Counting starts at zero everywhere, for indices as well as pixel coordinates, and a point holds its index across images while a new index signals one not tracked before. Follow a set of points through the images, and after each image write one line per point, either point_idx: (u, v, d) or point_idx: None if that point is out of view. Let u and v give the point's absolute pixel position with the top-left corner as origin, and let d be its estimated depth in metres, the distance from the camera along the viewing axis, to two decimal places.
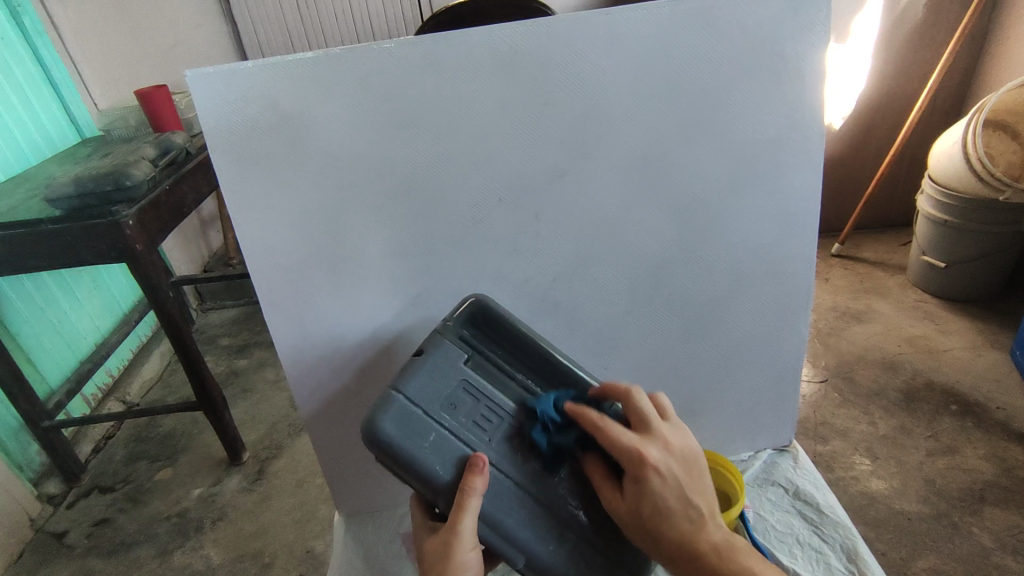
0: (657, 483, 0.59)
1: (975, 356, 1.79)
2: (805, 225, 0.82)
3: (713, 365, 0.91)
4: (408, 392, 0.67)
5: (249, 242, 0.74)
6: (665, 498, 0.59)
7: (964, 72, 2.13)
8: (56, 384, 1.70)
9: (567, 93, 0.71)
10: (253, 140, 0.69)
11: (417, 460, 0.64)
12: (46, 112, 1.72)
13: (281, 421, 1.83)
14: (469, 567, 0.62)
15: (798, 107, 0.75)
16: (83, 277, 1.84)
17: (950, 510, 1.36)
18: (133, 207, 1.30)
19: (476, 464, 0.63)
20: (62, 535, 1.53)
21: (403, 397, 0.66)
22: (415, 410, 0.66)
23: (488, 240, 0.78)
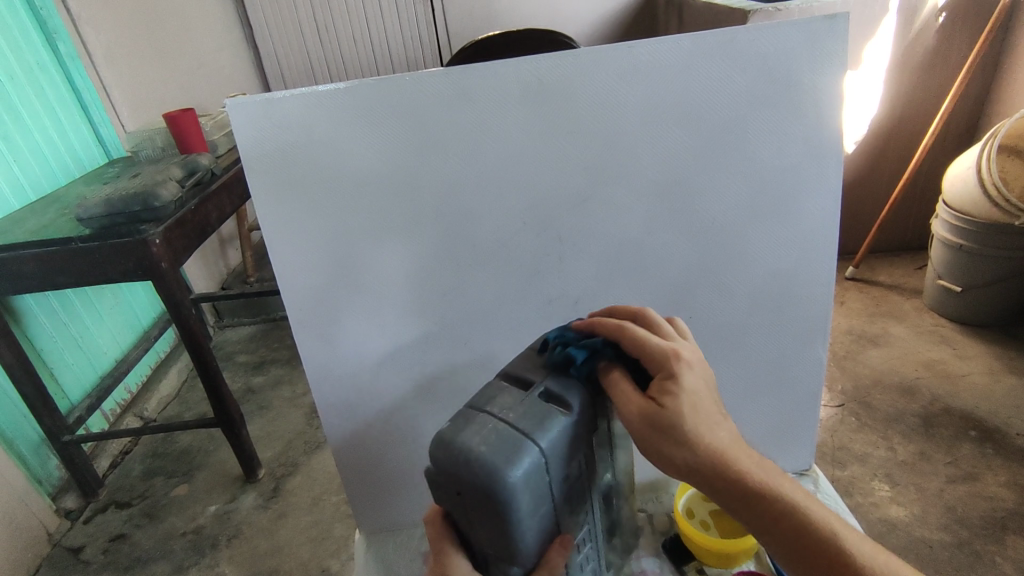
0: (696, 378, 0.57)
1: (994, 381, 1.77)
2: (824, 250, 0.83)
3: (733, 388, 0.92)
4: (547, 453, 0.55)
5: (282, 262, 0.76)
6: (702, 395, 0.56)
7: (976, 97, 2.14)
8: (77, 400, 1.72)
9: (590, 122, 0.73)
10: (288, 165, 0.72)
11: (525, 528, 0.55)
12: (76, 134, 1.77)
13: (296, 439, 1.84)
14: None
15: (816, 136, 0.76)
16: (107, 294, 1.87)
17: (972, 538, 1.34)
18: (160, 226, 1.33)
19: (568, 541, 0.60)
20: (79, 550, 1.54)
21: (543, 457, 0.55)
22: (545, 474, 0.55)
23: (512, 262, 0.79)
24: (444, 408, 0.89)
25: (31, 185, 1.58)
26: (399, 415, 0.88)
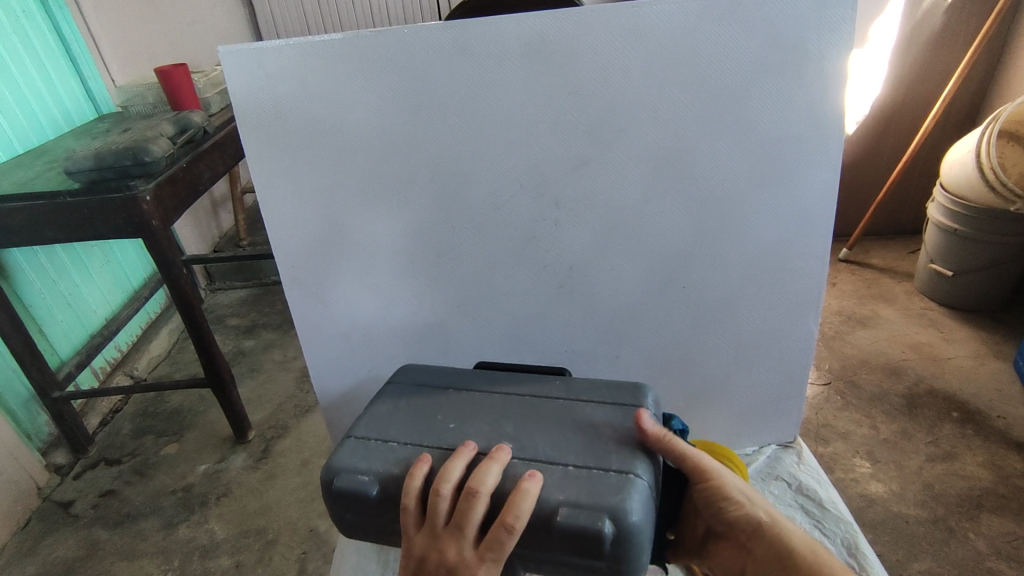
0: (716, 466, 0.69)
1: (979, 365, 1.80)
2: (821, 224, 0.83)
3: (723, 359, 0.93)
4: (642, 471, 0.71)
5: (275, 218, 0.76)
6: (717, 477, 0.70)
7: (980, 81, 2.13)
8: (66, 357, 1.72)
9: (591, 84, 0.71)
10: (283, 118, 0.71)
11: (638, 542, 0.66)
12: (66, 88, 1.73)
13: (287, 402, 1.85)
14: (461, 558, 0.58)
15: (819, 107, 0.75)
16: (96, 252, 1.85)
17: (947, 515, 1.38)
18: (151, 183, 1.31)
19: None
20: (68, 505, 1.55)
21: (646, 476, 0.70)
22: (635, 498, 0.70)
23: (508, 226, 0.79)
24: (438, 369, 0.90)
25: (18, 137, 1.54)
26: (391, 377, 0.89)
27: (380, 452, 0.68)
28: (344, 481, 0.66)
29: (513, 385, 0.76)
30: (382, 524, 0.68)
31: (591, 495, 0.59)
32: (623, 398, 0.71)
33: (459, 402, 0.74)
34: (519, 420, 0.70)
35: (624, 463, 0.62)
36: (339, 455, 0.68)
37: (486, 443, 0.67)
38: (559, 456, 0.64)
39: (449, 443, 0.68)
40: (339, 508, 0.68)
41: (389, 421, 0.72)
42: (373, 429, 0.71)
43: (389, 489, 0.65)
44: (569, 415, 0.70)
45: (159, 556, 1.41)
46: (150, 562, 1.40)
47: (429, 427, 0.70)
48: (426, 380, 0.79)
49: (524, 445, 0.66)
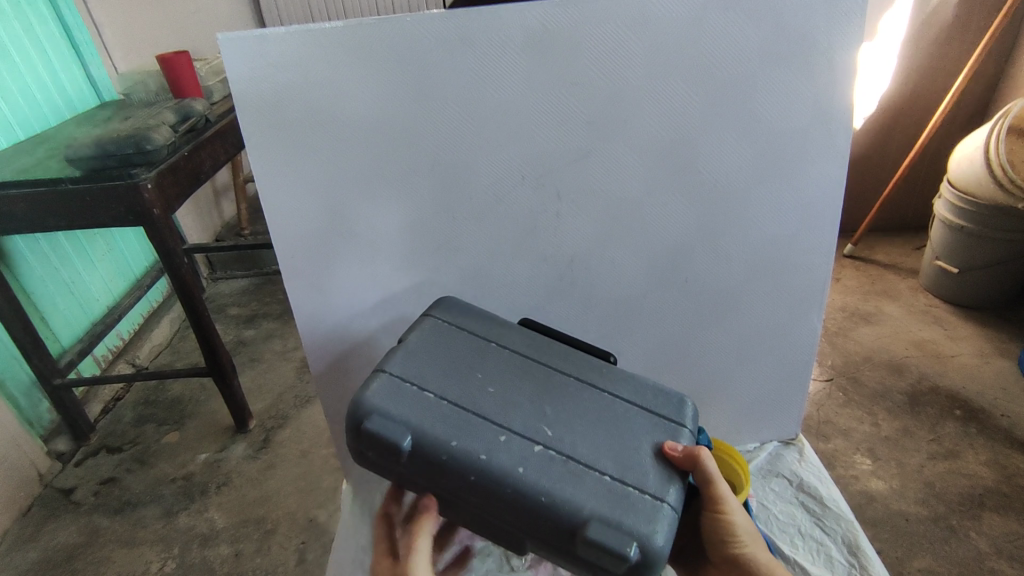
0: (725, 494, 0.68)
1: (983, 363, 1.79)
2: (825, 218, 0.82)
3: (724, 354, 0.93)
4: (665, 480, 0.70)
5: (275, 208, 0.75)
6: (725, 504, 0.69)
7: (990, 77, 2.10)
8: (68, 344, 1.72)
9: (594, 74, 0.70)
10: (282, 107, 0.69)
11: None
12: (67, 75, 1.72)
13: (288, 392, 1.85)
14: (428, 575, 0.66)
15: (826, 100, 0.74)
16: (98, 240, 1.84)
17: (948, 513, 1.37)
18: (152, 171, 1.30)
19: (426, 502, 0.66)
20: (70, 492, 1.55)
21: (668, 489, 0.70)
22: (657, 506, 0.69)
23: (509, 217, 0.78)
24: None
25: (19, 124, 1.53)
26: None
27: (416, 404, 0.65)
28: (376, 424, 0.63)
29: (556, 361, 0.74)
30: (397, 472, 0.66)
31: (623, 516, 0.59)
32: (664, 413, 0.71)
33: (500, 365, 0.72)
34: (560, 405, 0.69)
35: (660, 489, 0.62)
36: (374, 393, 0.66)
37: (522, 421, 0.66)
38: (597, 463, 0.63)
39: (484, 411, 0.66)
40: (359, 443, 0.66)
41: (428, 371, 0.69)
42: (411, 373, 0.68)
43: (420, 446, 0.63)
44: (611, 416, 0.69)
45: (159, 544, 1.42)
46: (150, 549, 1.40)
47: (466, 382, 0.69)
48: (468, 327, 0.76)
49: (560, 438, 0.65)
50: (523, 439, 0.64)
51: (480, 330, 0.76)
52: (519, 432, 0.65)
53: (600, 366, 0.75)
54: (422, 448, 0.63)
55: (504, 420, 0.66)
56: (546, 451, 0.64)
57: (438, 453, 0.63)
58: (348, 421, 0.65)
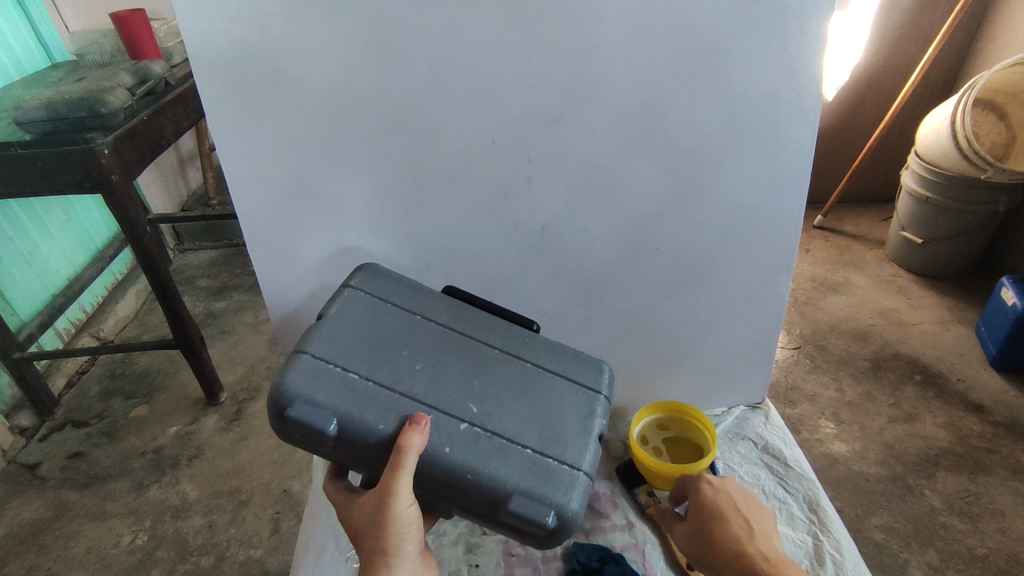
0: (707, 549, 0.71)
1: (943, 330, 1.85)
2: (796, 185, 0.83)
3: (694, 320, 0.94)
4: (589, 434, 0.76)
5: (235, 170, 0.72)
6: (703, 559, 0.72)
7: (959, 49, 2.13)
8: (27, 318, 1.67)
9: (566, 35, 0.69)
10: (240, 63, 0.66)
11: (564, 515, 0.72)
12: (14, 33, 1.62)
13: (259, 363, 1.83)
14: (408, 520, 0.65)
15: (798, 66, 0.74)
16: (55, 209, 1.77)
17: (906, 473, 1.43)
18: (109, 136, 1.25)
19: (418, 422, 0.64)
20: (35, 468, 1.52)
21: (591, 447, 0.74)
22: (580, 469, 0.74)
23: (478, 182, 0.77)
24: None
25: None
26: None
27: (339, 387, 0.66)
28: (300, 412, 0.64)
29: (482, 333, 0.77)
30: (326, 452, 0.68)
31: (543, 489, 0.65)
32: (587, 381, 0.77)
33: (426, 338, 0.74)
34: (484, 380, 0.72)
35: (577, 460, 0.68)
36: (294, 378, 0.65)
37: (449, 398, 0.69)
38: (519, 438, 0.68)
39: (410, 390, 0.68)
40: (285, 427, 0.66)
41: (353, 349, 0.69)
42: (333, 353, 0.68)
43: (346, 430, 0.65)
44: (535, 388, 0.74)
45: (130, 517, 1.40)
46: (121, 523, 1.39)
47: (393, 363, 0.70)
48: (392, 296, 0.76)
49: (486, 414, 0.69)
50: (450, 418, 0.68)
51: (405, 301, 0.76)
52: (444, 410, 0.68)
53: (525, 338, 0.78)
54: (350, 433, 0.65)
55: (432, 400, 0.68)
56: (472, 428, 0.68)
57: (365, 437, 0.65)
58: (271, 410, 0.65)
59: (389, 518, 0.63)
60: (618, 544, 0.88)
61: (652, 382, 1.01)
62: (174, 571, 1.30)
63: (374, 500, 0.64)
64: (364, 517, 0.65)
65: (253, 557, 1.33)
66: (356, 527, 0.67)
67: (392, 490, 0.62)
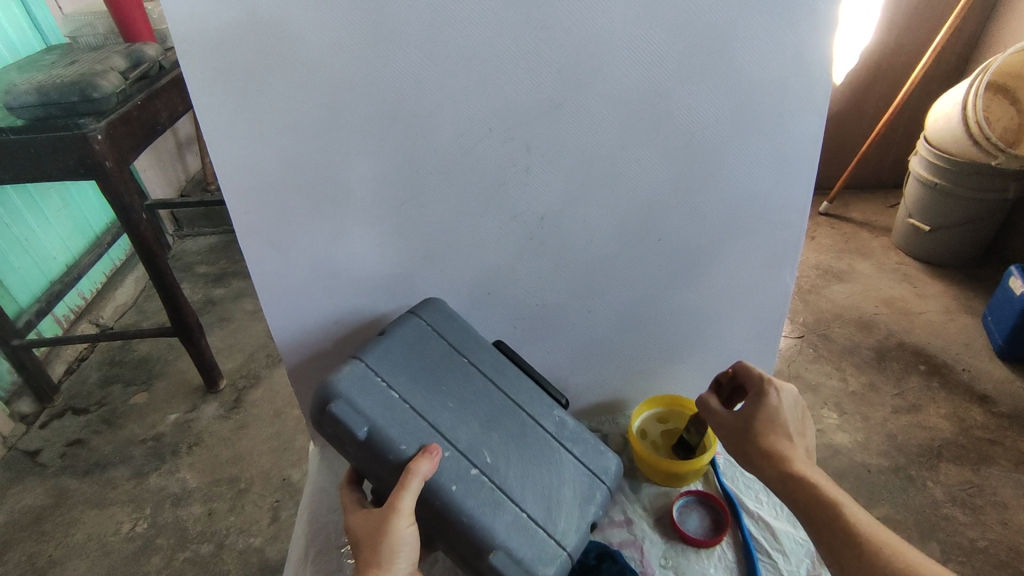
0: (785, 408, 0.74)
1: (949, 320, 1.82)
2: (804, 174, 0.80)
3: (697, 312, 0.92)
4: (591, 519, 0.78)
5: (225, 161, 0.70)
6: (773, 440, 0.72)
7: (971, 32, 2.08)
8: (26, 305, 1.66)
9: (566, 19, 0.66)
10: (227, 47, 0.64)
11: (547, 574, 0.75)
12: (6, 14, 1.59)
13: (259, 351, 1.82)
14: (405, 543, 0.65)
15: (807, 51, 0.71)
16: (52, 195, 1.76)
17: (908, 464, 1.42)
18: (102, 121, 1.22)
19: (431, 450, 0.67)
20: (35, 455, 1.52)
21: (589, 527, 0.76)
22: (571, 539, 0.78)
23: (475, 171, 0.75)
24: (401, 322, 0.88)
25: None
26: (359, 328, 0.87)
27: (379, 399, 0.70)
28: (339, 410, 0.68)
29: (517, 391, 0.79)
30: (349, 453, 0.71)
31: (525, 552, 0.67)
32: (596, 469, 0.77)
33: (465, 385, 0.77)
34: (506, 434, 0.75)
35: (563, 537, 0.70)
36: (343, 378, 0.70)
37: (470, 442, 0.72)
38: (518, 498, 0.70)
39: (439, 423, 0.72)
40: (319, 419, 0.70)
41: (402, 369, 0.74)
42: (382, 366, 0.73)
43: (373, 438, 0.68)
44: (548, 456, 0.75)
45: (130, 504, 1.40)
46: (121, 510, 1.39)
47: (432, 395, 0.74)
48: (444, 333, 0.80)
49: (496, 465, 0.71)
50: (463, 460, 0.70)
51: (453, 342, 0.80)
52: (461, 451, 0.71)
53: (552, 409, 0.80)
54: (376, 443, 0.68)
55: (452, 436, 0.71)
56: (480, 475, 0.70)
57: (386, 453, 0.68)
58: (315, 401, 0.70)
59: (388, 536, 0.64)
60: (616, 540, 0.87)
61: (652, 376, 1.00)
62: (175, 558, 1.30)
63: (376, 517, 0.65)
64: (363, 528, 0.66)
65: (253, 546, 1.33)
66: (356, 538, 0.67)
67: (396, 508, 0.64)
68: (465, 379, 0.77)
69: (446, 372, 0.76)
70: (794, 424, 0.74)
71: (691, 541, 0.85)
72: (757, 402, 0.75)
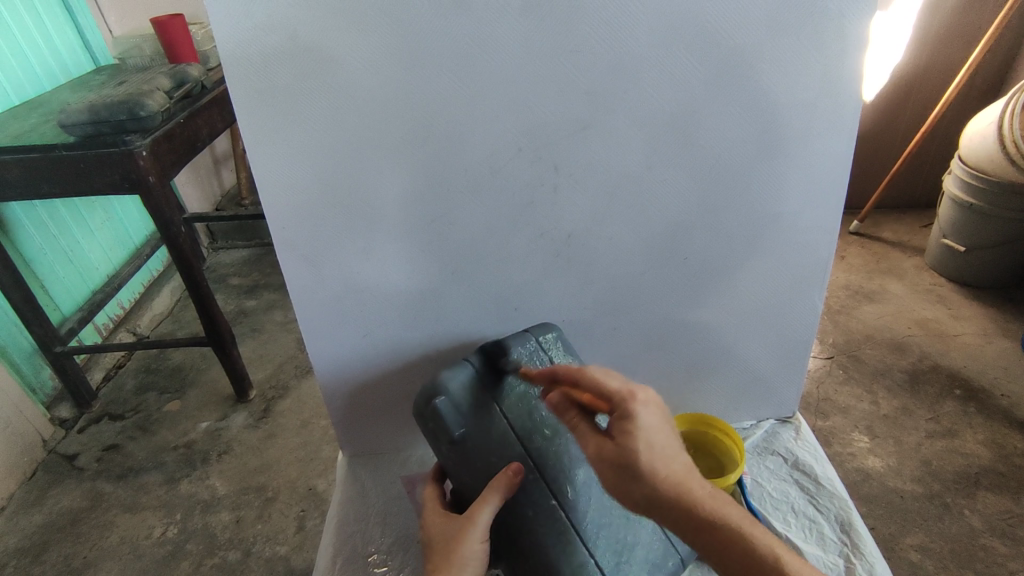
0: (649, 430, 0.61)
1: (986, 343, 1.78)
2: (833, 196, 0.80)
3: (725, 330, 0.92)
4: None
5: (266, 177, 0.73)
6: (665, 477, 0.59)
7: (1006, 51, 2.06)
8: (69, 313, 1.72)
9: (595, 43, 0.68)
10: (270, 70, 0.67)
11: None
12: (60, 37, 1.68)
13: (288, 362, 1.86)
14: (474, 559, 0.67)
15: (835, 72, 0.71)
16: (96, 207, 1.83)
17: (943, 491, 1.38)
18: (147, 138, 1.28)
19: (514, 468, 0.70)
20: (73, 458, 1.57)
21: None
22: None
23: (504, 190, 0.76)
24: (432, 335, 0.90)
25: (14, 89, 1.50)
26: (389, 342, 0.90)
27: (480, 408, 0.75)
28: (442, 405, 0.73)
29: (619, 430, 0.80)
30: (440, 453, 0.77)
31: None
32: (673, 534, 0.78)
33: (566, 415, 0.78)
34: (596, 473, 0.75)
35: None
36: (452, 379, 0.75)
37: (556, 473, 0.74)
38: (591, 545, 0.72)
39: (533, 449, 0.74)
40: (424, 415, 0.75)
41: (515, 388, 0.77)
42: (487, 378, 0.76)
43: (466, 441, 0.73)
44: (635, 507, 0.76)
45: (162, 509, 1.44)
46: (153, 515, 1.43)
47: (533, 416, 0.76)
48: (555, 359, 0.80)
49: (577, 502, 0.73)
50: (546, 491, 0.72)
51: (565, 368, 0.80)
52: (546, 479, 0.73)
53: None
54: (468, 444, 0.73)
55: (540, 461, 0.74)
56: (558, 507, 0.72)
57: (474, 459, 0.74)
58: (423, 392, 0.75)
59: (460, 548, 0.66)
60: None
61: (680, 394, 1.00)
62: (203, 564, 1.33)
63: (452, 526, 0.69)
64: (439, 534, 0.70)
65: (279, 554, 1.35)
66: (428, 542, 0.71)
67: (473, 520, 0.67)
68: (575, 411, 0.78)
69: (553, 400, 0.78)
70: (670, 441, 0.62)
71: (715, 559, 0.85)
72: (631, 430, 0.60)
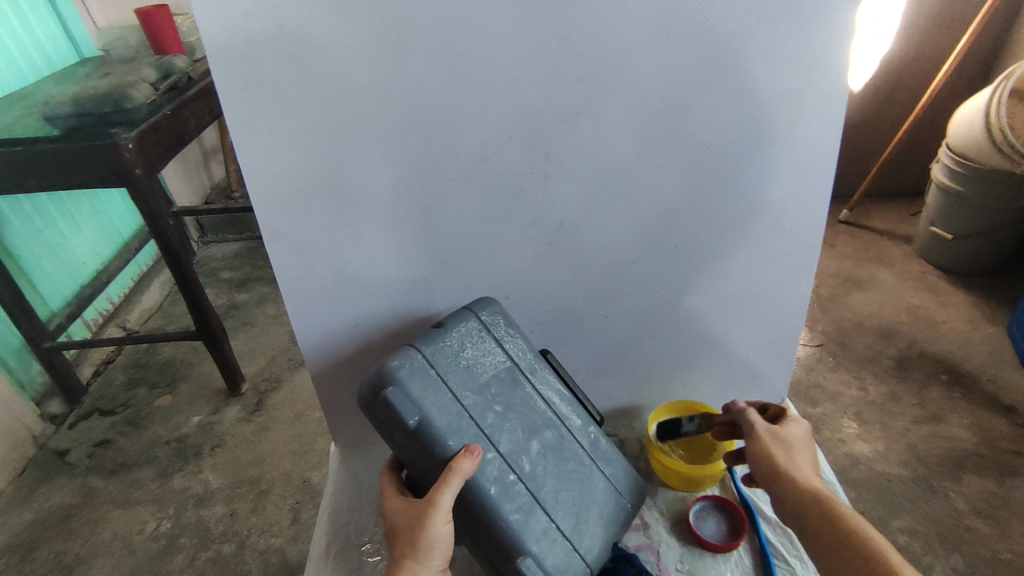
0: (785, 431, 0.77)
1: (972, 329, 1.80)
2: (820, 183, 0.80)
3: (714, 317, 0.93)
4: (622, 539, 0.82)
5: (252, 166, 0.73)
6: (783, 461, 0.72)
7: (993, 39, 2.07)
8: (57, 308, 1.71)
9: (583, 31, 0.68)
10: (258, 57, 0.66)
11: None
12: (43, 28, 1.65)
13: (280, 355, 1.85)
14: (440, 538, 0.68)
15: (823, 58, 0.71)
16: (83, 201, 1.81)
17: (930, 475, 1.40)
18: (133, 130, 1.26)
19: (472, 450, 0.70)
20: (63, 454, 1.56)
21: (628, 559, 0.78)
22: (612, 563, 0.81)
23: (492, 179, 0.76)
24: (423, 325, 0.90)
25: None
26: (379, 333, 0.90)
27: (434, 395, 0.73)
28: (392, 395, 0.70)
29: (558, 401, 0.83)
30: (392, 442, 0.73)
31: (551, 561, 0.73)
32: (620, 487, 0.83)
33: (512, 391, 0.79)
34: (546, 443, 0.79)
35: (587, 552, 0.77)
36: (400, 366, 0.72)
37: (510, 448, 0.76)
38: (551, 510, 0.76)
39: (486, 425, 0.75)
40: (372, 409, 0.72)
41: (460, 365, 0.76)
42: (438, 359, 0.75)
43: (422, 431, 0.71)
44: (583, 469, 0.80)
45: (154, 503, 1.44)
46: (146, 509, 1.42)
47: (482, 395, 0.76)
48: (493, 331, 0.80)
49: (534, 474, 0.76)
50: (507, 466, 0.75)
51: (504, 343, 0.81)
52: (502, 455, 0.75)
53: (588, 427, 0.84)
54: (424, 434, 0.71)
55: (496, 439, 0.75)
56: (518, 482, 0.74)
57: (432, 446, 0.71)
58: (368, 384, 0.72)
59: (425, 531, 0.67)
60: (632, 543, 0.87)
61: (669, 382, 1.00)
62: (197, 557, 1.33)
63: (416, 510, 0.68)
64: (402, 519, 0.69)
65: (273, 546, 1.35)
66: (394, 527, 0.71)
67: (435, 502, 0.67)
68: (520, 386, 0.80)
69: (500, 379, 0.79)
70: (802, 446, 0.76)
71: (707, 545, 0.85)
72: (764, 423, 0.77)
